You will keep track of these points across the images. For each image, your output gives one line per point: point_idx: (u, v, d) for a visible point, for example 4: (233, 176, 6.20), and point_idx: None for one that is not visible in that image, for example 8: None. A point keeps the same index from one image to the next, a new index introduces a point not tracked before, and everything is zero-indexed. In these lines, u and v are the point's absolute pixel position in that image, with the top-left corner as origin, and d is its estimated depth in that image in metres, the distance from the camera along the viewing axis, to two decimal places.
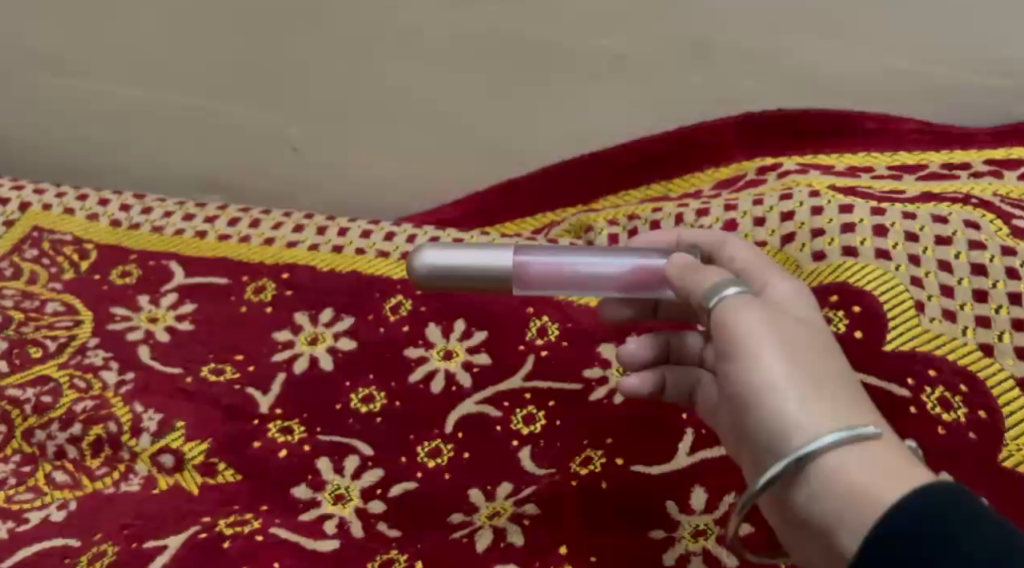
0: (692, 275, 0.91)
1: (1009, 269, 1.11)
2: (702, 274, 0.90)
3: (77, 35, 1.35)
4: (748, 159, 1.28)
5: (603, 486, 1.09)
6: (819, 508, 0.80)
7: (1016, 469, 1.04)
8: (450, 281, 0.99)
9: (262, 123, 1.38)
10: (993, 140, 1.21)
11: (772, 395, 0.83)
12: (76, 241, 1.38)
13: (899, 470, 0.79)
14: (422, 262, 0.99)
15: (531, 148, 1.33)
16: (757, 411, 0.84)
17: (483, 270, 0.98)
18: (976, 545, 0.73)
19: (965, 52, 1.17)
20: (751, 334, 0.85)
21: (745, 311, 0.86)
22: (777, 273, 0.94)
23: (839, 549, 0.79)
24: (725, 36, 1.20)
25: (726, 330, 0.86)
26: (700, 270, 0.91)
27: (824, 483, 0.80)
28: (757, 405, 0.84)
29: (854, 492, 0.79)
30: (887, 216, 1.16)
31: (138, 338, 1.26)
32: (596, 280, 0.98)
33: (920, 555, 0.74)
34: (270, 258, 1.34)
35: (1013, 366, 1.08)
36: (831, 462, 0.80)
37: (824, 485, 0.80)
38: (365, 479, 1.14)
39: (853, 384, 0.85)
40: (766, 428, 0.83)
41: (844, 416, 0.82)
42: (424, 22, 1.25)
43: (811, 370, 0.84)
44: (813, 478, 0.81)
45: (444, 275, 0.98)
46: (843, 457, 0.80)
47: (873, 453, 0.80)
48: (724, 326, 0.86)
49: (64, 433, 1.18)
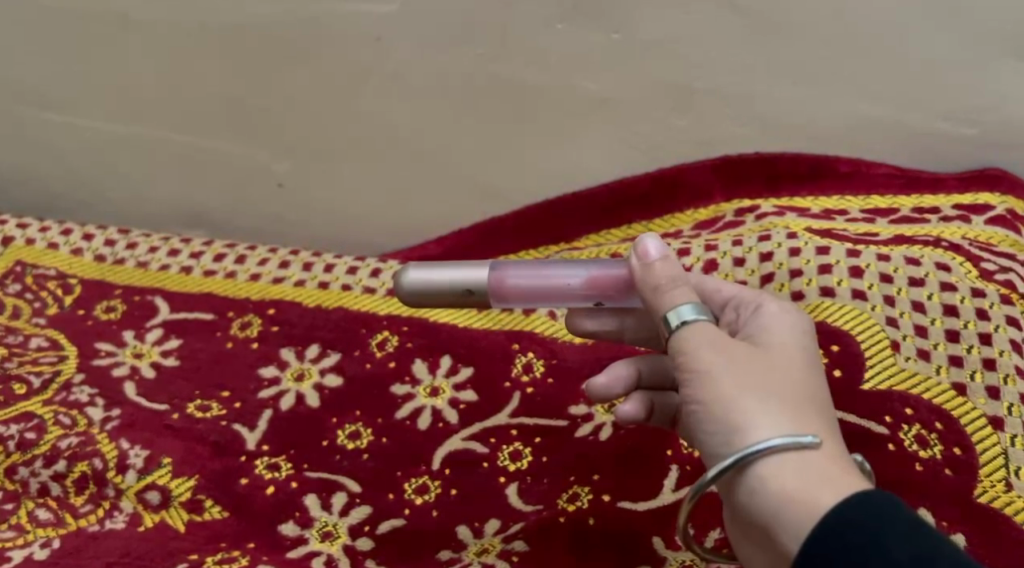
0: (655, 296, 0.93)
1: (979, 309, 1.15)
2: (673, 292, 0.92)
3: (62, 71, 1.36)
4: (726, 201, 1.31)
5: (590, 523, 1.10)
6: (761, 509, 0.84)
7: (991, 504, 1.07)
8: (437, 296, 1.00)
9: (248, 159, 1.39)
10: (960, 185, 1.24)
11: (720, 403, 0.86)
12: (60, 276, 1.38)
13: (837, 479, 0.83)
14: (406, 278, 1.00)
15: (514, 187, 1.35)
16: (706, 420, 0.87)
17: (470, 282, 1.00)
18: (906, 551, 0.76)
19: (940, 100, 1.19)
20: (703, 350, 0.88)
21: (699, 325, 0.89)
22: (766, 296, 0.96)
23: (782, 547, 0.82)
24: (704, 84, 1.22)
25: (678, 343, 0.90)
26: (661, 292, 0.92)
27: (765, 486, 0.84)
28: (707, 418, 0.87)
29: (794, 497, 0.82)
30: (862, 258, 1.20)
31: (123, 374, 1.26)
32: (576, 293, 1.00)
33: (853, 557, 0.77)
34: (256, 294, 1.34)
35: (985, 405, 1.11)
36: (772, 464, 0.84)
37: (764, 487, 0.84)
38: (352, 516, 1.14)
39: (805, 396, 0.88)
40: (716, 442, 0.87)
41: (788, 423, 0.85)
42: (409, 64, 1.26)
43: (761, 383, 0.87)
44: (756, 481, 0.84)
45: (431, 288, 0.99)
46: (782, 465, 0.84)
47: (812, 459, 0.84)
48: (681, 351, 0.89)
49: (46, 470, 1.18)
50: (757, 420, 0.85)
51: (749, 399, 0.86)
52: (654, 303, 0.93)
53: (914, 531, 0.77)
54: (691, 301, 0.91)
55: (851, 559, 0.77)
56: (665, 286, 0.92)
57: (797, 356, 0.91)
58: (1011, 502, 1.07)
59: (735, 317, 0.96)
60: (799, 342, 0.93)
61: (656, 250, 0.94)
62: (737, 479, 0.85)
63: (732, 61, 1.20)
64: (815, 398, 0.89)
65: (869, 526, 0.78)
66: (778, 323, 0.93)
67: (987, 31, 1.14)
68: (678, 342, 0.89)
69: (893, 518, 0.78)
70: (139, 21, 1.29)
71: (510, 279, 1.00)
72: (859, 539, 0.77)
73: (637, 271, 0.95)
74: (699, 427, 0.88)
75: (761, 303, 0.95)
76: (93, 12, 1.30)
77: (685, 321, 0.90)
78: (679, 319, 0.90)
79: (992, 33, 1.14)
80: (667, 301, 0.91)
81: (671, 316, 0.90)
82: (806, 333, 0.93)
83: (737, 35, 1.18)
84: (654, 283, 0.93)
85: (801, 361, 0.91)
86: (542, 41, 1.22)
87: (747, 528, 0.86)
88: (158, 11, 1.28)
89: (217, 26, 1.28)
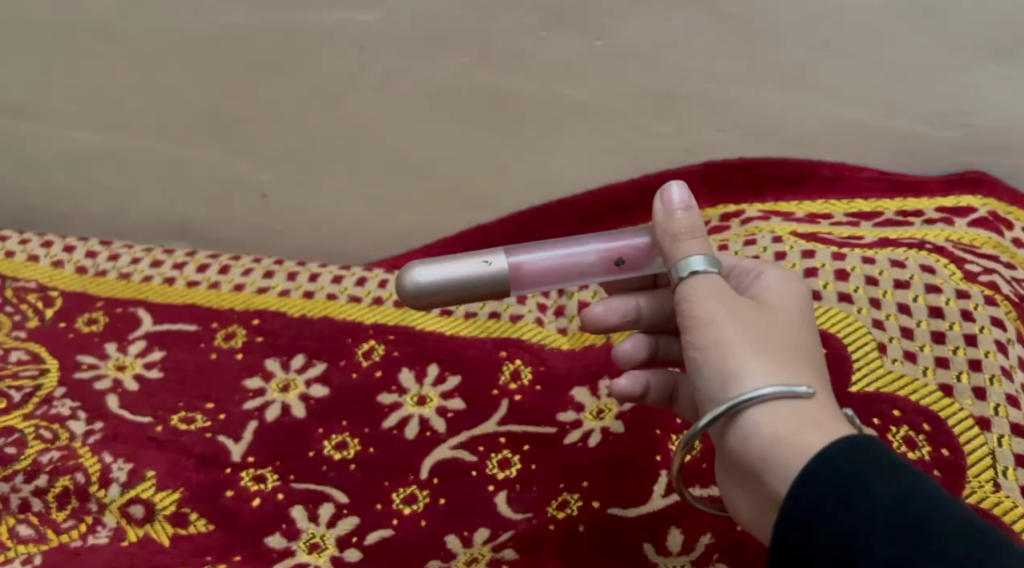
0: (671, 243, 0.95)
1: (964, 311, 1.15)
2: (688, 242, 0.94)
3: (41, 82, 1.34)
4: (711, 206, 1.32)
5: (580, 529, 1.09)
6: (752, 453, 0.87)
7: (982, 505, 1.04)
8: (449, 292, 0.97)
9: (231, 168, 1.38)
10: (944, 188, 1.24)
11: (719, 350, 0.90)
12: (40, 289, 1.36)
13: (823, 424, 0.86)
14: (413, 281, 0.96)
15: (499, 194, 1.35)
16: (703, 365, 0.91)
17: (483, 276, 0.97)
18: (886, 486, 0.79)
19: (922, 103, 1.19)
20: (707, 302, 0.91)
21: (709, 277, 0.93)
22: (769, 264, 1.00)
23: (770, 489, 0.86)
24: (689, 89, 1.22)
25: (684, 292, 0.93)
26: (678, 240, 0.95)
27: (755, 430, 0.87)
28: (705, 365, 0.91)
29: (785, 441, 0.85)
30: (847, 261, 1.20)
31: (106, 387, 1.25)
32: (594, 270, 1.01)
33: (835, 499, 0.80)
34: (240, 305, 1.33)
35: (972, 406, 1.10)
36: (764, 411, 0.87)
37: (754, 431, 0.87)
38: (339, 527, 1.12)
39: (799, 350, 0.91)
40: (711, 385, 0.90)
41: (781, 373, 0.88)
42: (392, 72, 1.26)
43: (759, 335, 0.90)
44: (747, 427, 0.88)
45: (444, 287, 0.96)
46: (774, 411, 0.87)
47: (802, 406, 0.87)
48: (687, 301, 0.93)
49: (28, 485, 1.16)
50: (752, 369, 0.88)
51: (746, 349, 0.89)
52: (668, 249, 0.95)
53: (898, 472, 0.80)
54: (704, 252, 0.94)
55: (834, 501, 0.80)
56: (683, 235, 0.95)
57: (795, 314, 0.94)
58: (1000, 501, 1.04)
59: (735, 285, 1.00)
60: (798, 305, 0.96)
61: (679, 197, 0.96)
62: (729, 426, 0.89)
63: (714, 68, 1.20)
64: (808, 354, 0.92)
65: (851, 464, 0.81)
66: (781, 289, 0.96)
67: (967, 36, 1.14)
68: (684, 292, 0.93)
69: (877, 460, 0.81)
70: (121, 31, 1.28)
71: (525, 267, 0.99)
72: (841, 483, 0.80)
73: (658, 214, 0.96)
74: (696, 373, 0.92)
75: (762, 270, 0.99)
76: (73, 22, 1.28)
77: (695, 273, 0.93)
78: (690, 270, 0.93)
79: (973, 39, 1.14)
80: (682, 250, 0.94)
81: (683, 266, 0.94)
82: (806, 299, 0.97)
83: (720, 41, 1.18)
84: (672, 230, 0.95)
85: (799, 322, 0.94)
86: (525, 49, 1.21)
87: (737, 471, 0.90)
88: (138, 21, 1.27)
89: (199, 36, 1.27)
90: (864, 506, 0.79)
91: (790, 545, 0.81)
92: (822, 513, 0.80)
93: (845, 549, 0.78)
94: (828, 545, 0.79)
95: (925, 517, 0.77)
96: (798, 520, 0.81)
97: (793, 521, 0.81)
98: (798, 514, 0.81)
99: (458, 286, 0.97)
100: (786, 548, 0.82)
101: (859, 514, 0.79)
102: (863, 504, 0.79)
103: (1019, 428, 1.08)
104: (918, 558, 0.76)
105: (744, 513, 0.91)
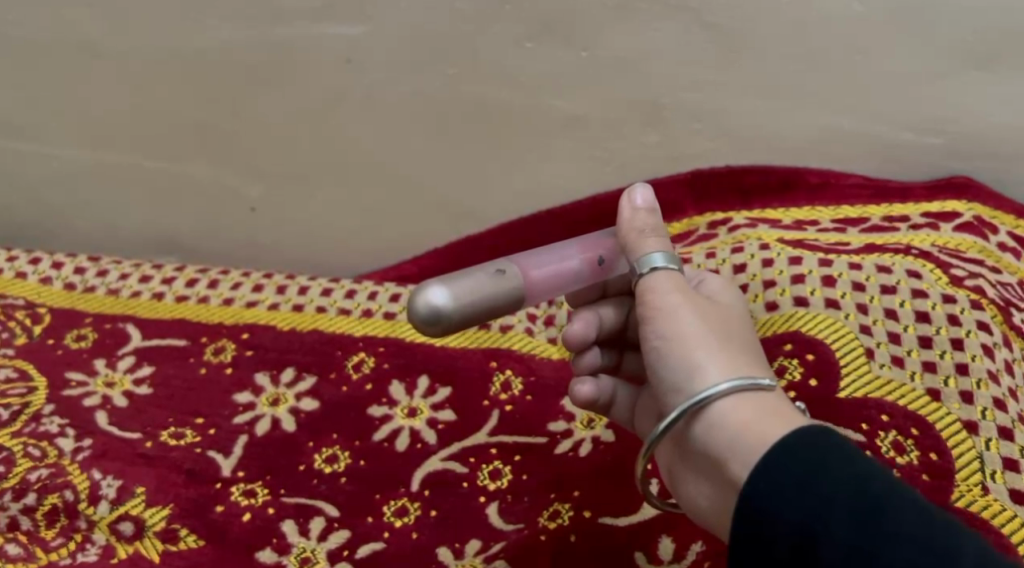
0: (634, 238, 0.98)
1: (950, 315, 1.14)
2: (651, 237, 0.98)
3: (27, 99, 1.34)
4: (698, 215, 1.31)
5: (572, 539, 1.09)
6: (715, 443, 0.89)
7: (969, 508, 1.05)
8: (481, 307, 0.91)
9: (218, 183, 1.38)
10: (928, 195, 1.25)
11: (682, 343, 0.93)
12: (28, 306, 1.35)
13: (786, 414, 0.88)
14: (436, 303, 0.89)
15: (486, 205, 1.35)
16: (667, 357, 0.93)
17: (500, 288, 0.93)
18: (846, 472, 0.81)
19: (907, 109, 1.20)
20: (671, 296, 0.95)
21: (669, 272, 0.96)
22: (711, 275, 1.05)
23: (729, 479, 0.88)
24: (672, 99, 1.22)
25: (646, 285, 0.96)
26: (643, 235, 0.98)
27: (720, 421, 0.89)
28: (670, 355, 0.93)
29: (748, 429, 0.88)
30: (834, 267, 1.19)
31: (95, 403, 1.24)
32: (581, 276, 1.00)
33: (795, 481, 0.81)
34: (230, 318, 1.33)
35: (959, 409, 1.09)
36: (729, 402, 0.90)
37: (718, 423, 0.89)
38: (331, 541, 1.12)
39: (752, 348, 0.96)
40: (676, 378, 0.93)
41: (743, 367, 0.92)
42: (377, 86, 1.26)
43: (718, 331, 0.94)
44: (708, 422, 0.90)
45: (469, 306, 0.91)
46: (738, 403, 0.89)
47: (765, 398, 0.90)
48: (649, 295, 0.95)
49: (16, 503, 1.15)
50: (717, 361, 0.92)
51: (710, 342, 0.93)
52: (630, 245, 0.98)
53: (858, 460, 0.82)
54: (666, 248, 0.97)
55: (794, 481, 0.81)
56: (647, 231, 0.98)
57: (741, 316, 0.99)
58: (988, 505, 1.05)
59: None
60: (742, 309, 1.01)
61: (643, 199, 1.00)
62: (691, 420, 0.91)
63: (699, 78, 1.20)
64: (759, 353, 0.96)
65: (813, 450, 0.83)
66: (724, 294, 1.02)
67: (947, 44, 1.15)
68: (647, 286, 0.96)
69: (838, 447, 0.83)
70: (108, 47, 1.28)
71: (532, 276, 0.96)
72: (802, 465, 0.82)
73: (622, 213, 1.00)
74: (657, 365, 0.94)
75: (704, 277, 1.04)
76: (60, 40, 1.29)
77: (656, 267, 0.96)
78: (650, 264, 0.96)
79: (957, 45, 1.15)
80: (646, 245, 0.97)
81: (643, 259, 0.96)
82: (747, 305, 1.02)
83: (703, 51, 1.18)
84: (637, 226, 0.98)
85: (745, 323, 0.99)
86: (512, 60, 1.22)
87: (695, 463, 0.92)
88: (124, 37, 1.27)
89: (186, 51, 1.27)
90: (825, 490, 0.80)
91: (747, 526, 0.82)
92: (781, 494, 0.81)
93: (804, 529, 0.80)
94: (784, 524, 0.80)
95: (884, 501, 0.79)
96: (760, 498, 0.82)
97: (752, 502, 0.82)
98: (757, 496, 0.82)
99: (486, 299, 0.92)
100: (743, 528, 0.82)
101: (819, 496, 0.80)
102: (822, 486, 0.80)
103: (1007, 431, 1.08)
104: (875, 540, 0.78)
105: (698, 505, 0.94)
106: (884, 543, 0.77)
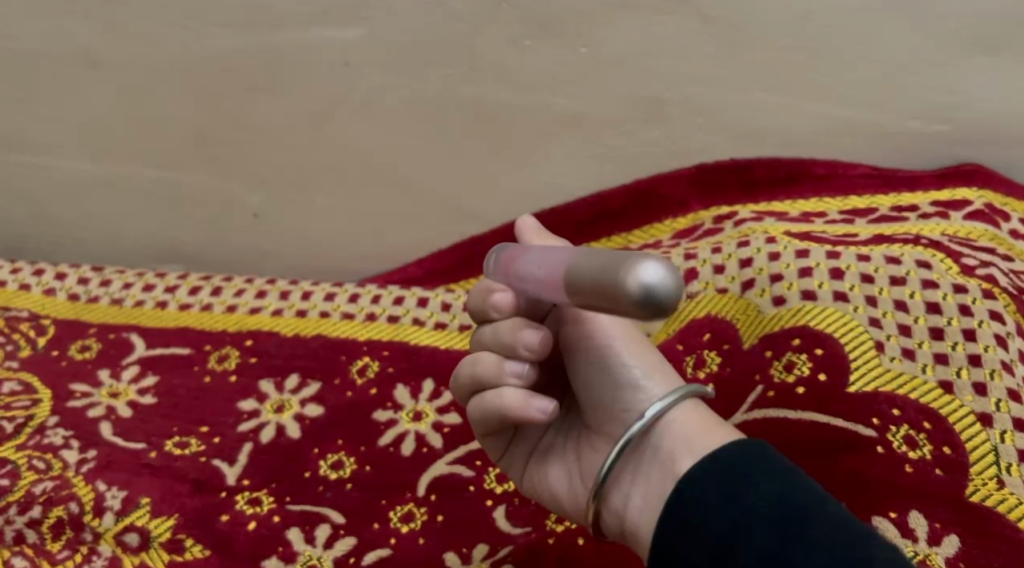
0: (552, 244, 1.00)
1: (962, 305, 1.10)
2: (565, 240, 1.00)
3: (26, 111, 1.34)
4: (704, 209, 1.29)
5: (580, 542, 1.08)
6: (671, 442, 0.91)
7: (984, 503, 1.01)
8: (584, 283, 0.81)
9: (219, 190, 1.38)
10: (938, 182, 1.22)
11: (630, 345, 0.96)
12: (32, 317, 1.35)
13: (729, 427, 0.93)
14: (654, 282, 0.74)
15: (488, 206, 1.33)
16: (623, 356, 0.95)
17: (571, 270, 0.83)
18: (770, 487, 0.83)
19: (913, 98, 1.18)
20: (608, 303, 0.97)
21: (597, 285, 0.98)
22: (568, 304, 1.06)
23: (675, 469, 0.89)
24: (674, 95, 1.21)
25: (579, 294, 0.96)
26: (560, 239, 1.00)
27: (676, 422, 0.92)
28: (627, 355, 0.95)
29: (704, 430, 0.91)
30: (842, 259, 1.16)
31: (99, 414, 1.24)
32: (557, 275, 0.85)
33: (720, 496, 0.83)
34: (233, 325, 1.32)
35: (972, 402, 1.06)
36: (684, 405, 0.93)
37: (674, 423, 0.92)
38: (337, 548, 1.12)
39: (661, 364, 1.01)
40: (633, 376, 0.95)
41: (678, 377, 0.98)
42: (375, 88, 1.25)
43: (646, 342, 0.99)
44: (665, 432, 0.92)
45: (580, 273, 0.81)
46: (692, 410, 0.93)
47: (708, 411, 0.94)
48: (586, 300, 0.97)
49: (22, 517, 1.15)
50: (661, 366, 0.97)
51: (652, 349, 0.97)
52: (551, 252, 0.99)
53: (786, 477, 0.84)
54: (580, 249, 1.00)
55: (723, 494, 0.83)
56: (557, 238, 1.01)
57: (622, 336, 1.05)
58: (1004, 499, 1.01)
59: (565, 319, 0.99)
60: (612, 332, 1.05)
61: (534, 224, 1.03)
62: (647, 431, 0.92)
63: (699, 71, 1.19)
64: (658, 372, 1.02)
65: (742, 462, 0.85)
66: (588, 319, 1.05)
67: (951, 28, 1.13)
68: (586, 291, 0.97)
69: (766, 464, 0.85)
70: (104, 58, 1.28)
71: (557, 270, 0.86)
72: (733, 480, 0.84)
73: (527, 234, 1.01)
74: (610, 365, 0.95)
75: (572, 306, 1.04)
76: (57, 51, 1.28)
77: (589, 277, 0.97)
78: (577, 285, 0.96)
79: (961, 31, 1.13)
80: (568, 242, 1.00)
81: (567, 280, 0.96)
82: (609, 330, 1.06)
83: (703, 43, 1.17)
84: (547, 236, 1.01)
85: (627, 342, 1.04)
86: (511, 60, 1.20)
87: (633, 472, 0.92)
88: (120, 48, 1.27)
89: (184, 60, 1.26)
90: (749, 502, 0.82)
91: (670, 531, 0.84)
92: (708, 504, 0.83)
93: (725, 534, 0.81)
94: (707, 534, 0.82)
95: (805, 514, 0.81)
96: (687, 509, 0.84)
97: (681, 507, 0.85)
98: (686, 501, 0.85)
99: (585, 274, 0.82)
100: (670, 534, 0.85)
101: (743, 509, 0.82)
102: (747, 499, 0.82)
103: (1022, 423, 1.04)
104: (792, 548, 0.79)
105: (628, 521, 0.92)
106: (802, 549, 0.79)
